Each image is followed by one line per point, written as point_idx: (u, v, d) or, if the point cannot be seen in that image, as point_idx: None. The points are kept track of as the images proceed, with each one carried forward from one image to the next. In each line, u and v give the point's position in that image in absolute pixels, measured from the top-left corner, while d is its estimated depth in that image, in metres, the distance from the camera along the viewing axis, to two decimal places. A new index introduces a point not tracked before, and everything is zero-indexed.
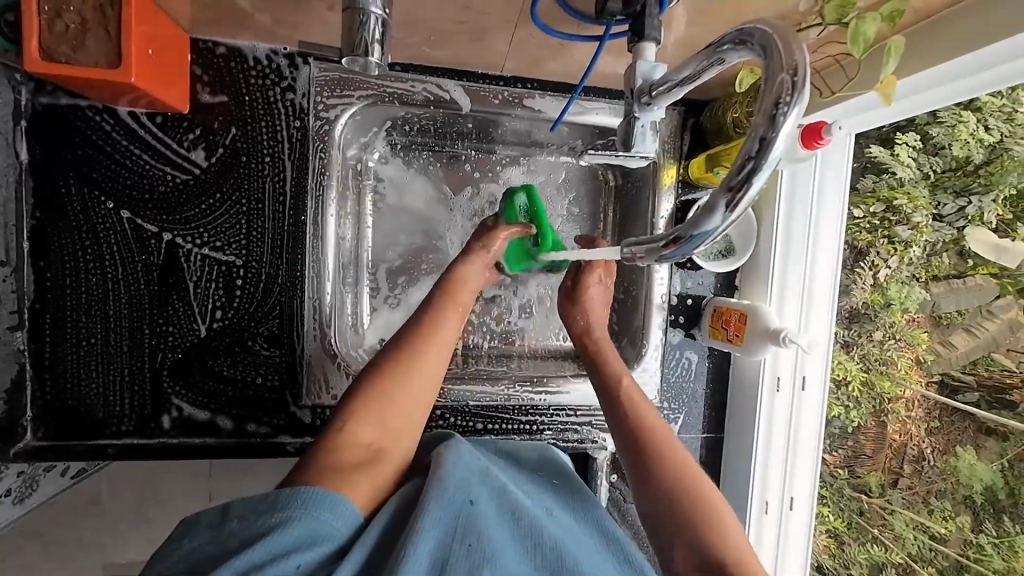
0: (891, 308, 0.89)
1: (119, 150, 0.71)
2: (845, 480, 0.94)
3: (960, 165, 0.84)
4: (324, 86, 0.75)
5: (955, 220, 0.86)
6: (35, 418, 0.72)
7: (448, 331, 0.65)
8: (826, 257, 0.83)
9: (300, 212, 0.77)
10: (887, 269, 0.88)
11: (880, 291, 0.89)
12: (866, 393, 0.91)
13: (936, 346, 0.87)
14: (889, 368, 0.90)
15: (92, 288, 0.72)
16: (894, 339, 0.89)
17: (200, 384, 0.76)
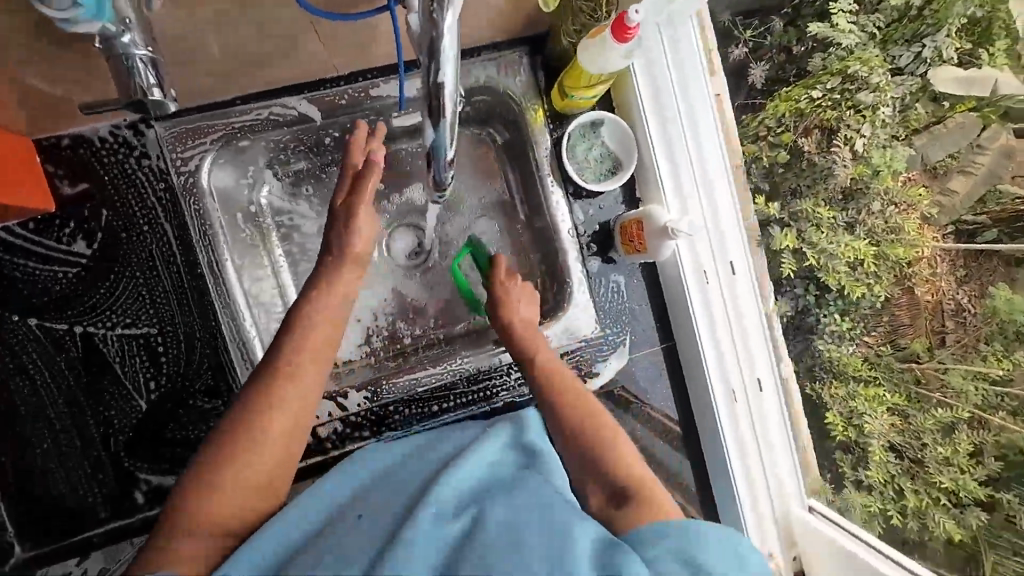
0: (880, 175, 0.78)
1: (7, 265, 0.75)
2: (891, 356, 0.79)
3: (902, 13, 0.78)
4: (175, 143, 0.76)
5: (914, 69, 0.77)
6: (17, 530, 0.76)
7: (309, 362, 0.61)
8: (711, 147, 0.85)
9: (194, 266, 0.79)
10: (863, 137, 0.78)
11: (865, 162, 0.79)
12: (887, 259, 0.78)
13: (943, 197, 0.76)
14: (901, 234, 0.77)
15: (27, 399, 0.75)
16: (892, 205, 0.78)
17: (158, 453, 0.79)
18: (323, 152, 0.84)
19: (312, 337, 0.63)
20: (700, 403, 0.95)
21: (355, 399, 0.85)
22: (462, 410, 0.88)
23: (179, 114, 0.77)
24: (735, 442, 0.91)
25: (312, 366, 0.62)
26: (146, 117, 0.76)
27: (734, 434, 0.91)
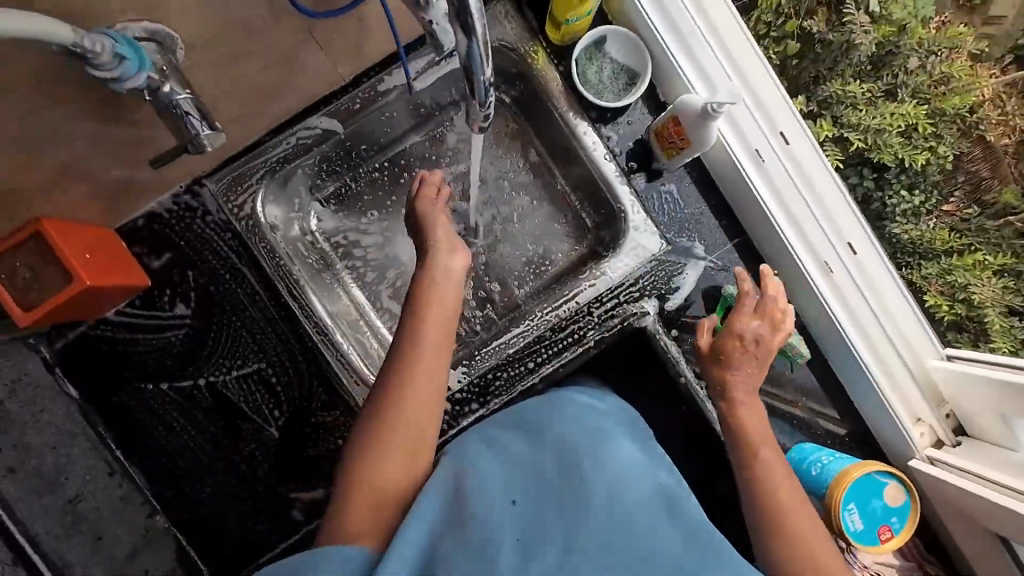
0: (908, 29, 0.82)
1: (128, 342, 0.83)
2: (979, 216, 0.82)
3: None
4: (228, 192, 0.82)
5: None
6: (210, 568, 0.84)
7: (424, 387, 0.65)
8: (733, 35, 0.81)
9: (278, 298, 0.85)
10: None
11: (888, 24, 0.82)
12: (943, 119, 0.82)
13: (985, 31, 0.83)
14: (948, 82, 0.83)
15: (181, 452, 0.85)
16: (933, 54, 0.82)
17: (300, 469, 0.86)
18: (355, 166, 0.93)
19: (432, 342, 0.67)
20: (793, 284, 0.91)
21: (456, 376, 0.88)
22: (557, 359, 0.89)
23: (223, 166, 0.82)
24: (847, 314, 0.86)
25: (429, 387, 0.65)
26: (198, 177, 0.83)
27: (842, 306, 0.86)
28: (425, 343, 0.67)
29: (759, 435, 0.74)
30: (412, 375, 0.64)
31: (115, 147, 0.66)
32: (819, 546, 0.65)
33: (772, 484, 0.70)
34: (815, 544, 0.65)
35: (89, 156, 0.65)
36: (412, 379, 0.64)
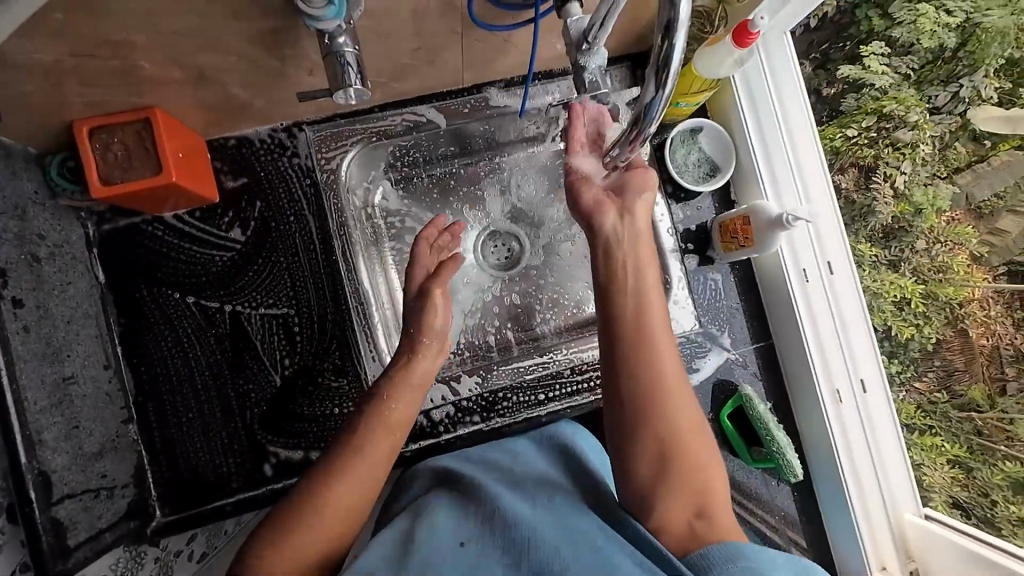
0: (924, 213, 0.90)
1: (173, 248, 0.84)
2: (946, 403, 0.88)
3: (937, 54, 0.90)
4: (321, 144, 0.87)
5: (953, 108, 0.89)
6: (160, 497, 0.80)
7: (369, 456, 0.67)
8: (811, 162, 0.89)
9: (330, 253, 0.87)
10: (904, 176, 0.91)
11: (907, 201, 0.91)
12: (935, 303, 0.89)
13: (987, 239, 0.86)
14: (948, 274, 0.89)
15: (179, 369, 0.83)
16: (939, 244, 0.90)
17: (289, 427, 0.83)
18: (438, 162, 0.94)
19: (399, 401, 0.72)
20: (802, 404, 0.94)
21: (467, 385, 0.89)
22: (567, 399, 0.91)
23: (328, 120, 0.87)
24: (845, 446, 0.90)
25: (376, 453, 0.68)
26: (299, 121, 0.86)
27: (842, 437, 0.90)
28: (397, 403, 0.72)
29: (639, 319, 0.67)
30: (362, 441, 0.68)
31: (255, 67, 0.69)
32: (703, 436, 0.65)
33: (661, 363, 0.65)
34: (698, 430, 0.65)
35: (230, 67, 0.68)
36: (357, 450, 0.67)
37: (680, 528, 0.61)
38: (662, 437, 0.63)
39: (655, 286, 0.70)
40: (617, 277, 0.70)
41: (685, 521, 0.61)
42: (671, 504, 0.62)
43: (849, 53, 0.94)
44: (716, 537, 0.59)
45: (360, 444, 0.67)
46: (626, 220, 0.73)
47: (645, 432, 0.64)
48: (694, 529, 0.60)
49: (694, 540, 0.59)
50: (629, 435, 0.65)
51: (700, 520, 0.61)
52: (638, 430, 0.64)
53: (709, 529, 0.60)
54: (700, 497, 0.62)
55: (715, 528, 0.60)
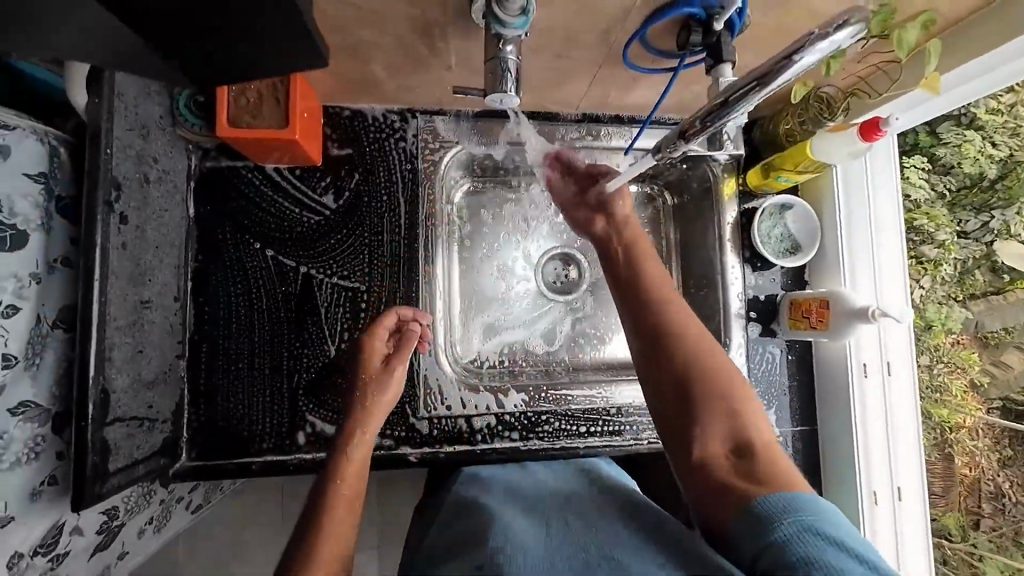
0: (932, 330, 1.01)
1: (266, 199, 0.85)
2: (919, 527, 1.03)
3: (975, 182, 1.00)
4: (431, 135, 0.89)
5: (982, 235, 1.01)
6: (190, 440, 0.79)
7: (352, 473, 0.73)
8: (893, 262, 0.90)
9: (413, 240, 0.88)
10: (921, 290, 1.01)
11: (919, 312, 1.01)
12: (929, 422, 1.01)
13: (990, 369, 1.01)
14: (943, 394, 1.01)
15: (240, 317, 0.82)
16: (941, 363, 1.01)
17: (332, 399, 0.83)
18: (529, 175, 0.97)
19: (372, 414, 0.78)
20: (836, 500, 0.93)
21: (514, 400, 0.89)
22: (608, 437, 0.90)
23: (442, 112, 0.89)
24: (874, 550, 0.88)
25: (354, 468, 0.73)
26: (415, 108, 0.89)
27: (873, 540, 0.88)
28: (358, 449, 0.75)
29: (656, 281, 0.77)
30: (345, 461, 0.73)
31: (403, 52, 0.72)
32: (730, 369, 0.70)
33: (664, 311, 0.74)
34: (722, 362, 0.70)
35: (383, 47, 0.71)
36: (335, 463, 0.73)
37: (722, 457, 0.64)
38: (696, 376, 0.69)
39: (655, 262, 0.81)
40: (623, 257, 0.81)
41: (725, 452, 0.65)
42: (710, 433, 0.66)
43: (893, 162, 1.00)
44: (772, 480, 0.59)
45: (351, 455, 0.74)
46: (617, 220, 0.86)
47: (671, 365, 0.70)
48: (739, 460, 0.63)
49: (748, 482, 0.60)
50: (662, 372, 0.71)
51: (743, 451, 0.64)
52: (660, 369, 0.71)
53: (756, 459, 0.63)
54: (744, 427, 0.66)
55: (760, 467, 0.62)
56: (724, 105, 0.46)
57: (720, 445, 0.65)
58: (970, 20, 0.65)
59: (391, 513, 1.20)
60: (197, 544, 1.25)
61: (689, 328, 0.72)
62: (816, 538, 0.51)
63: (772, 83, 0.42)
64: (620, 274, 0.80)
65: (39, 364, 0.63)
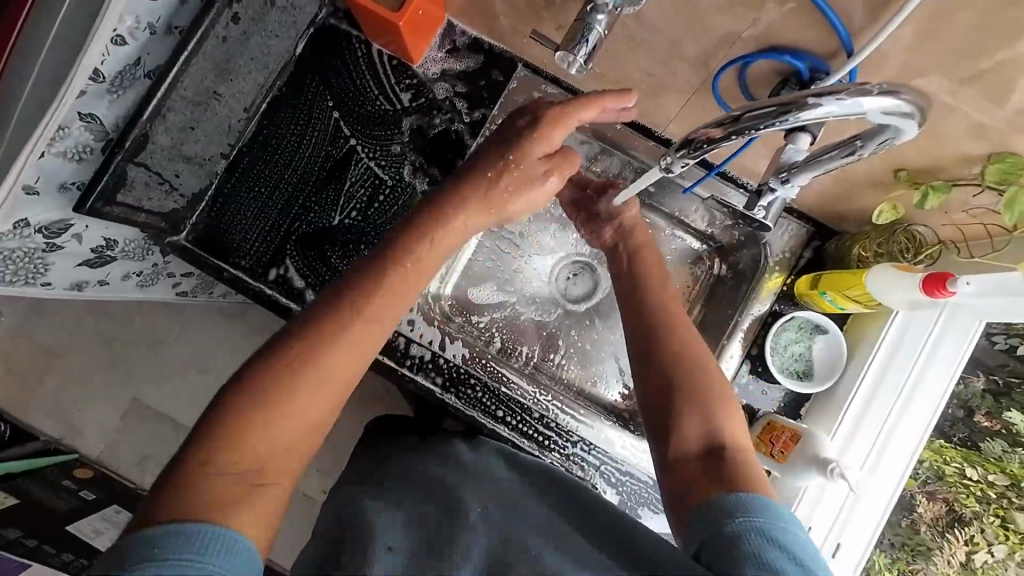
0: None
1: (357, 70, 0.92)
2: None
3: None
4: (518, 88, 0.91)
5: None
6: (194, 225, 0.88)
7: (346, 350, 0.56)
8: (900, 448, 0.78)
9: (451, 168, 0.91)
10: (987, 556, 0.76)
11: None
12: None
13: None
14: None
15: (283, 153, 0.90)
16: None
17: (312, 258, 0.89)
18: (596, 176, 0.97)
19: (411, 265, 0.62)
20: None
21: (454, 350, 0.90)
22: (516, 434, 0.88)
23: (541, 74, 0.91)
24: None
25: (364, 340, 0.58)
26: (520, 59, 0.91)
27: None
28: (391, 281, 0.60)
29: (657, 286, 0.77)
30: (362, 309, 0.58)
31: None
32: (714, 377, 0.68)
33: (652, 319, 0.73)
34: (706, 364, 0.69)
35: None
36: (358, 285, 0.59)
37: (694, 454, 0.63)
38: (679, 375, 0.67)
39: (661, 270, 0.80)
40: (633, 267, 0.81)
41: (697, 455, 0.63)
42: (685, 432, 0.64)
43: None
44: (742, 484, 0.57)
45: (331, 351, 0.55)
46: (623, 235, 0.84)
47: (657, 363, 0.69)
48: (712, 462, 0.61)
49: (716, 484, 0.58)
50: (647, 367, 0.70)
51: (716, 454, 0.62)
52: (644, 365, 0.70)
53: (731, 463, 0.61)
54: (725, 431, 0.64)
55: (730, 471, 0.60)
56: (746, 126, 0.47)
57: (695, 445, 0.63)
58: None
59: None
60: (182, 334, 1.41)
61: (681, 329, 0.71)
62: (765, 535, 0.51)
63: (796, 116, 0.44)
64: (623, 279, 0.81)
65: (120, 94, 0.75)
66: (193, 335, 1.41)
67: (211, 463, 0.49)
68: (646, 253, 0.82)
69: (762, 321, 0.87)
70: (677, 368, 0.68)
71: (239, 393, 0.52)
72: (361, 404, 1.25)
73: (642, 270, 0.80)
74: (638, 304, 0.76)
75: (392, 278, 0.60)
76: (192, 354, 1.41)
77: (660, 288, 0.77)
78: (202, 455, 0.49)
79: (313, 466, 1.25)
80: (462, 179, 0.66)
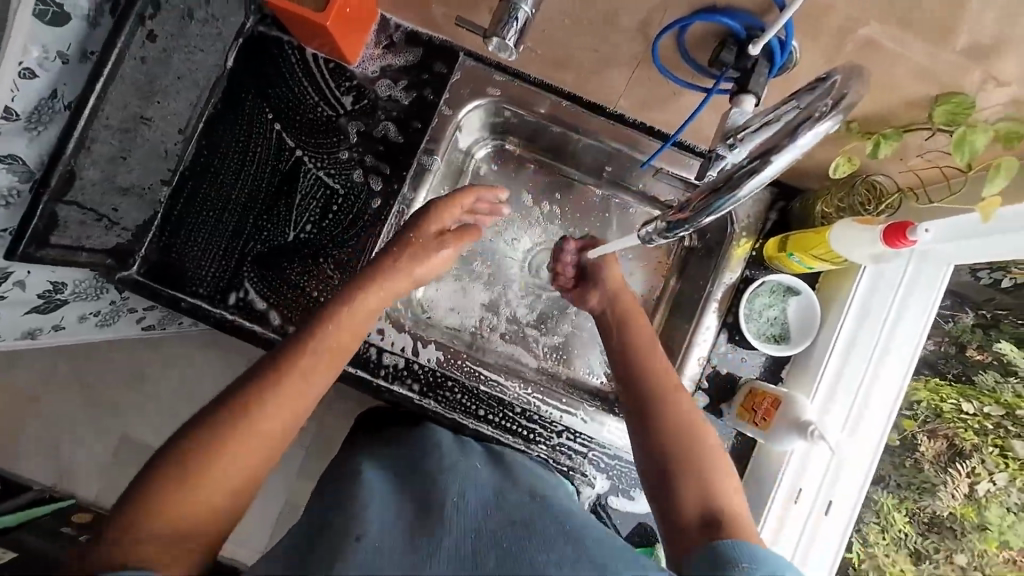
0: (985, 534, 0.76)
1: (293, 78, 0.88)
2: None
3: None
4: (463, 78, 0.88)
5: None
6: (144, 257, 0.85)
7: (283, 408, 0.60)
8: (882, 400, 0.77)
9: (403, 168, 0.88)
10: (990, 485, 0.76)
11: (976, 508, 0.77)
12: None
13: None
14: None
15: (228, 172, 0.87)
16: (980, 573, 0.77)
17: (272, 278, 0.86)
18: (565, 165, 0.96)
19: (344, 329, 0.68)
20: None
21: (428, 354, 0.87)
22: (501, 431, 0.87)
23: (484, 61, 0.88)
24: None
25: (294, 400, 0.61)
26: (461, 47, 0.88)
27: None
28: (324, 347, 0.66)
29: (647, 340, 0.78)
30: (296, 361, 0.63)
31: None
32: (707, 442, 0.68)
33: (648, 378, 0.73)
34: (700, 427, 0.69)
35: None
36: (298, 345, 0.64)
37: (694, 517, 0.62)
38: (675, 436, 0.68)
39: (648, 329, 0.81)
40: (623, 323, 0.81)
41: (694, 519, 0.62)
42: (683, 498, 0.64)
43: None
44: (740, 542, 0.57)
45: (261, 413, 0.58)
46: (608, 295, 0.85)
47: (652, 427, 0.69)
48: (710, 528, 0.60)
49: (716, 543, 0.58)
50: (643, 427, 0.70)
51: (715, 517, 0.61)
52: (639, 433, 0.70)
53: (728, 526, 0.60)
54: (718, 501, 0.63)
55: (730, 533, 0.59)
56: (702, 202, 0.55)
57: (693, 514, 0.62)
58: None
59: (326, 424, 1.23)
60: (157, 368, 1.37)
61: (672, 387, 0.72)
62: None
63: (738, 194, 0.52)
64: (613, 336, 0.81)
65: (39, 131, 0.71)
66: (169, 368, 1.37)
67: (139, 526, 0.51)
68: (632, 312, 0.82)
69: (736, 290, 0.86)
70: (671, 431, 0.68)
71: (174, 466, 0.54)
72: (350, 416, 1.22)
73: (625, 327, 0.81)
74: (632, 359, 0.76)
75: (324, 340, 0.66)
76: (171, 387, 1.37)
77: (652, 344, 0.78)
78: (143, 511, 0.51)
79: (311, 484, 1.23)
80: (382, 262, 0.75)
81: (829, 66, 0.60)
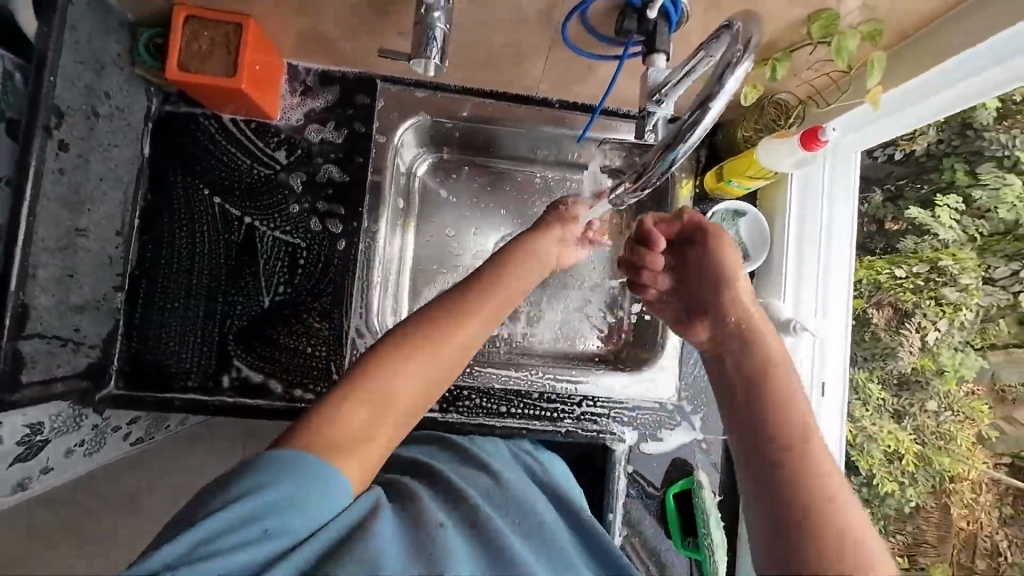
0: (944, 375, 0.95)
1: (219, 147, 0.87)
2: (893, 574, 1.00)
3: (1007, 230, 0.95)
4: (387, 104, 0.90)
5: (1009, 284, 0.94)
6: (120, 369, 0.83)
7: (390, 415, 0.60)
8: (838, 283, 0.89)
9: (357, 204, 0.89)
10: (936, 333, 0.94)
11: (930, 357, 0.94)
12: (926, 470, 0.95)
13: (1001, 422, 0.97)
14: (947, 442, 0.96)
15: (182, 259, 0.85)
16: (950, 410, 0.96)
17: (260, 349, 0.85)
18: (495, 159, 0.98)
19: (454, 322, 0.66)
20: None
21: None
22: (526, 419, 0.91)
23: (403, 83, 0.90)
24: None
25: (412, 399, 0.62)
26: (377, 75, 0.90)
27: None
28: (424, 352, 0.63)
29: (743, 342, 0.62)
30: (405, 359, 0.62)
31: (352, 13, 0.74)
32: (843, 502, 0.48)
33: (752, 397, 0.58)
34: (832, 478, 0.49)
35: (333, 6, 0.73)
36: (400, 356, 0.62)
37: None
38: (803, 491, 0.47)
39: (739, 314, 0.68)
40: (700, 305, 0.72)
41: None
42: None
43: (924, 197, 0.97)
44: None
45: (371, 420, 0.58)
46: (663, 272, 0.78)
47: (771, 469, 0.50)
48: None
49: None
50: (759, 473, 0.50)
51: None
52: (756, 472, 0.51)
53: None
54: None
55: None
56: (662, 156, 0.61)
57: None
58: (912, 39, 0.67)
59: None
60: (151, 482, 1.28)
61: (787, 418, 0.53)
62: None
63: (690, 142, 0.58)
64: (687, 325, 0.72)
65: None
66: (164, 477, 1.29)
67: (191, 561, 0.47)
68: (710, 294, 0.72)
69: None
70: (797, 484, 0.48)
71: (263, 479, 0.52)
72: None
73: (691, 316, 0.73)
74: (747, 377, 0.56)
75: (423, 350, 0.63)
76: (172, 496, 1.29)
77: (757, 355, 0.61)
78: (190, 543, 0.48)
79: None
80: (437, 329, 0.64)
81: (716, 11, 0.68)
